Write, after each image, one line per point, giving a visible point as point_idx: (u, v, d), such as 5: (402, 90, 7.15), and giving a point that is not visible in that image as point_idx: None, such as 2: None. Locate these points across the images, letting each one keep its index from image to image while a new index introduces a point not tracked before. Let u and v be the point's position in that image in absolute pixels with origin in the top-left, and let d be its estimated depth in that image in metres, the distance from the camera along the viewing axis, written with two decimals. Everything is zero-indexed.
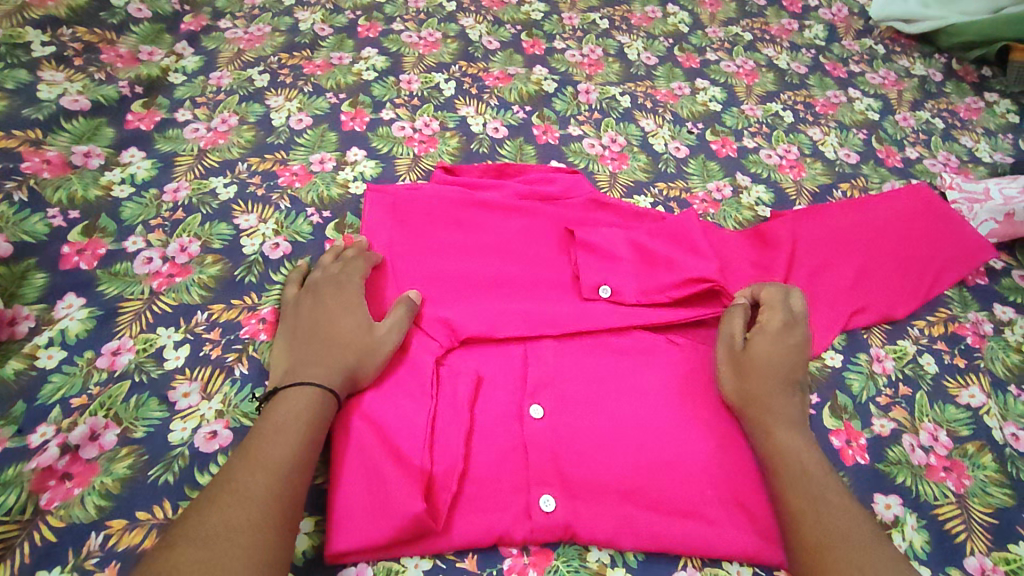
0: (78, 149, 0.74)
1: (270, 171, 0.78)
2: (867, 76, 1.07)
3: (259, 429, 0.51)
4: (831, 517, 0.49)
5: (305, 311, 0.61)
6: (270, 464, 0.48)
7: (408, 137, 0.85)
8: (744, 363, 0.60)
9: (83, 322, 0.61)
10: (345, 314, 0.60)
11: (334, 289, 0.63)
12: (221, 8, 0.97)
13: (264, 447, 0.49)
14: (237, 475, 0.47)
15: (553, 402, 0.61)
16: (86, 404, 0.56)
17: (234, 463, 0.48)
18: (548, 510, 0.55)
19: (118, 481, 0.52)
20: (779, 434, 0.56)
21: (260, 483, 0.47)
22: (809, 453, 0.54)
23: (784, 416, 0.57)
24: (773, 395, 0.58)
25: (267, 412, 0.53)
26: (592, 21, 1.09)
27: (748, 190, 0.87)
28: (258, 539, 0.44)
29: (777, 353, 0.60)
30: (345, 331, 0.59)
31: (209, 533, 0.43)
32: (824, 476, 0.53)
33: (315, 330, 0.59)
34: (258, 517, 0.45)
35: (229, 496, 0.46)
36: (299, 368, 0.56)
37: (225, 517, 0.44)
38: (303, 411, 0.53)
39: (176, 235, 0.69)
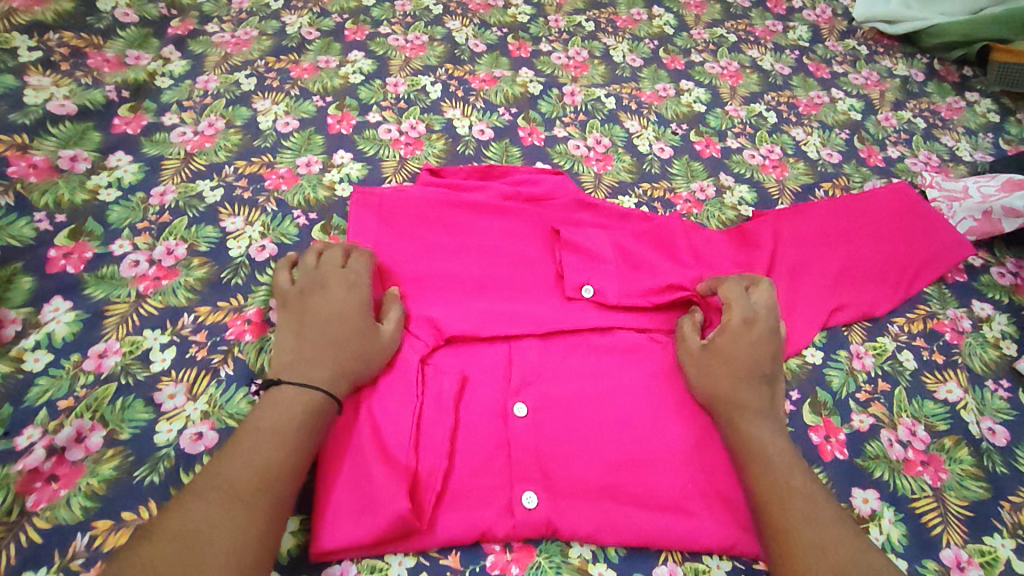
0: (65, 154, 0.74)
1: (257, 174, 0.78)
2: (850, 76, 1.09)
3: (256, 425, 0.52)
4: (799, 506, 0.51)
5: (316, 307, 0.60)
6: (258, 460, 0.49)
7: (395, 140, 0.86)
8: (705, 362, 0.61)
9: (70, 324, 0.61)
10: (356, 315, 0.60)
11: (343, 285, 0.61)
12: (208, 12, 0.97)
13: (257, 444, 0.50)
14: (224, 469, 0.48)
15: (536, 400, 0.62)
16: (72, 406, 0.56)
17: (222, 457, 0.49)
18: (530, 507, 0.56)
19: (104, 483, 0.52)
20: (748, 425, 0.57)
21: (246, 481, 0.48)
22: (778, 442, 0.56)
23: (756, 407, 0.58)
24: (741, 388, 0.58)
25: (261, 412, 0.53)
26: (578, 24, 1.09)
27: (731, 189, 0.88)
28: (240, 538, 0.45)
29: (735, 349, 0.60)
30: (356, 333, 0.59)
31: (190, 531, 0.44)
32: (792, 465, 0.54)
33: (326, 330, 0.58)
34: (241, 517, 0.46)
35: (215, 492, 0.47)
36: (304, 366, 0.56)
37: (207, 515, 0.45)
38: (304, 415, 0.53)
39: (163, 238, 0.70)
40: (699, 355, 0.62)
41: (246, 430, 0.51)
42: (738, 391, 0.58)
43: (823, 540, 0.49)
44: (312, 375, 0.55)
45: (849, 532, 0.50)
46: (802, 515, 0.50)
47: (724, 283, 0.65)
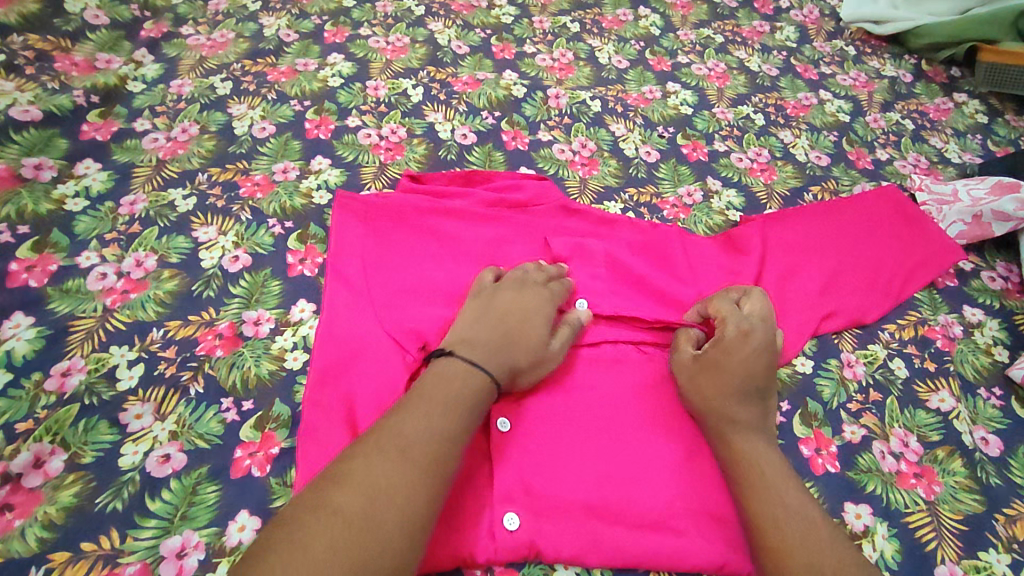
0: (28, 162, 0.71)
1: (231, 181, 0.76)
2: (838, 77, 1.08)
3: (428, 395, 0.51)
4: (796, 526, 0.49)
5: (507, 299, 0.61)
6: (433, 430, 0.48)
7: (375, 145, 0.84)
8: (696, 375, 0.59)
9: (31, 342, 0.59)
10: (535, 318, 0.60)
11: (535, 292, 0.63)
12: (182, 14, 0.95)
13: (429, 415, 0.49)
14: (406, 429, 0.48)
15: (520, 416, 0.60)
16: (31, 428, 0.54)
17: (398, 419, 0.49)
18: (512, 528, 0.54)
19: (63, 511, 0.50)
20: (742, 440, 0.55)
21: (421, 447, 0.47)
22: (774, 460, 0.54)
23: (749, 423, 0.56)
24: (733, 399, 0.57)
25: (432, 383, 0.52)
26: (563, 25, 1.08)
27: (718, 194, 0.86)
28: (412, 503, 0.44)
29: (726, 360, 0.58)
30: (528, 334, 0.59)
31: (370, 486, 0.44)
32: (787, 483, 0.52)
33: (507, 324, 0.59)
34: (412, 482, 0.45)
35: (393, 452, 0.46)
36: (473, 351, 0.56)
37: (387, 474, 0.45)
38: (469, 398, 0.52)
39: (132, 249, 0.67)
40: (689, 366, 0.60)
41: (418, 398, 0.51)
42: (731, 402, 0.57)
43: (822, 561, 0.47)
44: (474, 356, 0.55)
45: (846, 554, 0.48)
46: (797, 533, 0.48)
47: (714, 301, 0.64)
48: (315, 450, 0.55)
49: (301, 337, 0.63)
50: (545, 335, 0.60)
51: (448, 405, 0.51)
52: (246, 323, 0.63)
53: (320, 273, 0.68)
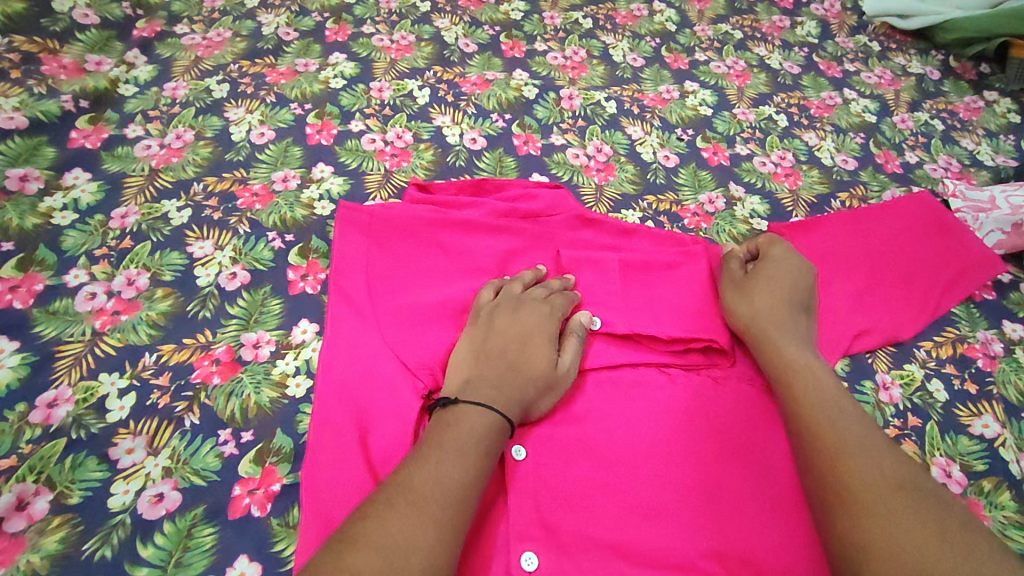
0: (13, 173, 0.67)
1: (228, 192, 0.72)
2: (863, 75, 1.03)
3: (438, 441, 0.48)
4: (876, 476, 0.43)
5: (506, 323, 0.58)
6: (445, 479, 0.45)
7: (379, 151, 0.80)
8: (744, 287, 0.63)
9: (15, 369, 0.55)
10: (537, 341, 0.57)
11: (535, 309, 0.60)
12: (177, 12, 0.90)
13: (441, 464, 0.46)
14: (415, 481, 0.44)
15: (538, 444, 0.56)
16: (14, 466, 0.50)
17: (410, 469, 0.45)
18: (531, 570, 0.49)
19: (47, 559, 0.46)
20: (804, 393, 0.51)
21: (437, 500, 0.44)
22: (846, 408, 0.49)
23: (793, 334, 0.58)
24: (782, 311, 0.60)
25: (442, 427, 0.49)
26: (575, 21, 1.03)
27: (741, 201, 0.82)
28: (434, 562, 0.41)
29: (776, 273, 0.63)
30: (536, 361, 0.56)
31: (391, 546, 0.40)
32: (867, 432, 0.47)
33: (508, 350, 0.56)
34: (432, 540, 0.42)
35: (409, 507, 0.43)
36: (479, 385, 0.53)
37: (404, 528, 0.41)
38: (485, 441, 0.49)
39: (123, 267, 0.63)
40: (737, 284, 0.64)
41: (428, 446, 0.48)
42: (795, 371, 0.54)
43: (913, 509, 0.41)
44: (485, 393, 0.52)
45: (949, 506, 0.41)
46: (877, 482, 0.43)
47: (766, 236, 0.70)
48: (320, 487, 0.51)
49: (303, 361, 0.59)
50: (551, 357, 0.57)
51: (461, 449, 0.48)
52: (245, 346, 0.59)
53: (322, 291, 0.64)
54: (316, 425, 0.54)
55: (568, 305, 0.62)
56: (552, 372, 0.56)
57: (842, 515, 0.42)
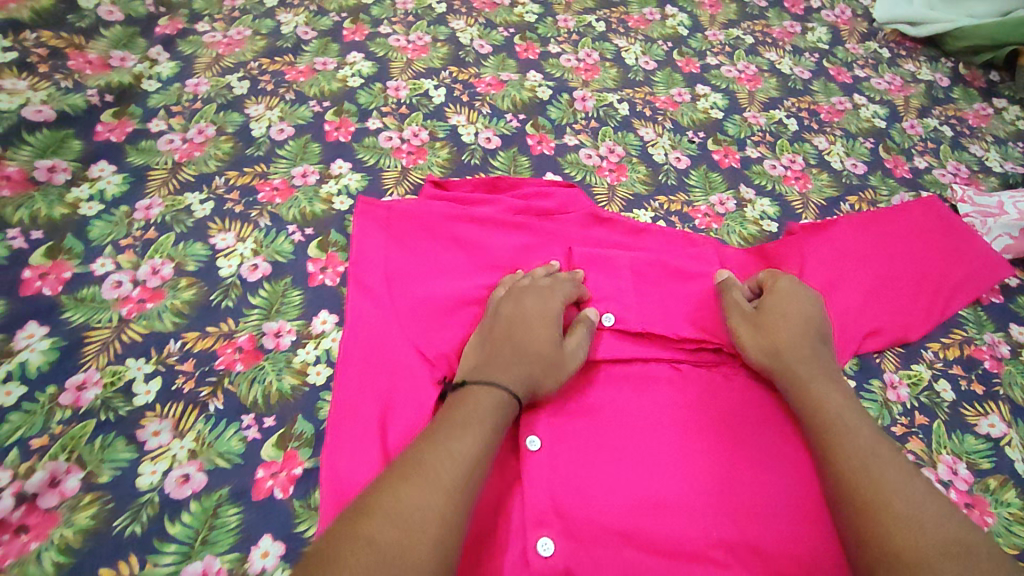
0: (41, 164, 0.69)
1: (250, 185, 0.73)
2: (872, 81, 1.04)
3: (449, 419, 0.49)
4: (925, 541, 0.43)
5: (510, 311, 0.60)
6: (456, 453, 0.46)
7: (396, 148, 0.81)
8: (758, 320, 0.62)
9: (46, 353, 0.57)
10: (542, 325, 0.59)
11: (540, 297, 0.61)
12: (198, 10, 0.92)
13: (452, 440, 0.47)
14: (425, 455, 0.46)
15: (552, 434, 0.57)
16: (46, 445, 0.51)
17: (422, 446, 0.47)
18: (546, 555, 0.51)
19: (80, 534, 0.47)
20: (840, 443, 0.51)
21: (448, 472, 0.45)
22: (884, 458, 0.49)
23: (818, 367, 0.58)
24: (806, 347, 0.59)
25: (451, 408, 0.51)
26: (588, 24, 1.05)
27: (752, 203, 0.83)
28: (445, 534, 0.42)
29: (785, 305, 0.62)
30: (542, 344, 0.57)
31: (404, 515, 0.41)
32: (912, 491, 0.47)
33: (513, 335, 0.58)
34: (445, 512, 0.43)
35: (421, 479, 0.44)
36: (486, 368, 0.55)
37: (418, 500, 0.42)
38: (493, 421, 0.50)
39: (148, 257, 0.65)
40: (749, 313, 0.63)
41: (439, 424, 0.49)
42: (828, 417, 0.54)
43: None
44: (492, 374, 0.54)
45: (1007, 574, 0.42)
46: (928, 548, 0.43)
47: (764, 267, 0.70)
48: (340, 473, 0.52)
49: (323, 350, 0.61)
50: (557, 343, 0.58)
51: (470, 424, 0.49)
52: (267, 334, 0.61)
53: (341, 283, 0.66)
54: (332, 419, 0.55)
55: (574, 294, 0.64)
56: (557, 352, 0.58)
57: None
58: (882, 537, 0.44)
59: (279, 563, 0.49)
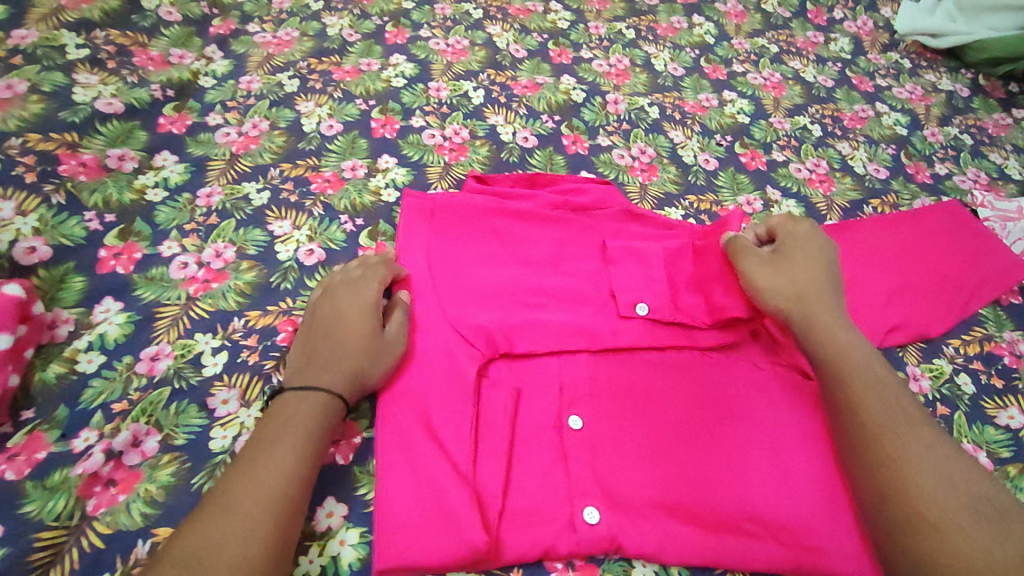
0: (112, 153, 0.73)
1: (303, 177, 0.78)
2: (894, 90, 1.07)
3: (257, 439, 0.49)
4: (953, 499, 0.47)
5: (322, 309, 0.61)
6: (256, 476, 0.46)
7: (439, 145, 0.85)
8: (778, 268, 0.63)
9: (122, 326, 0.61)
10: (357, 315, 0.59)
11: (348, 292, 0.62)
12: (249, 12, 0.97)
13: (253, 464, 0.46)
14: (225, 486, 0.45)
15: (590, 413, 0.60)
16: (126, 409, 0.56)
17: (227, 475, 0.46)
18: (593, 523, 0.54)
19: (163, 489, 0.51)
20: (865, 394, 0.54)
21: (245, 496, 0.44)
22: (907, 420, 0.52)
23: (836, 317, 0.60)
24: (819, 298, 0.61)
25: (266, 420, 0.51)
26: (618, 31, 1.09)
27: (778, 204, 0.86)
28: (243, 560, 0.41)
29: (800, 258, 0.64)
30: (360, 319, 0.59)
31: (192, 557, 0.41)
32: (937, 448, 0.50)
33: (328, 333, 0.58)
34: (245, 534, 0.42)
35: (218, 513, 0.43)
36: (309, 369, 0.55)
37: (209, 537, 0.42)
38: (317, 421, 0.51)
39: (211, 240, 0.69)
40: (764, 259, 0.64)
41: (249, 447, 0.48)
42: (853, 368, 0.56)
43: (991, 536, 0.45)
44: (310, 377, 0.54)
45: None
46: (958, 505, 0.46)
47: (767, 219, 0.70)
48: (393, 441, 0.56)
49: None
50: (374, 328, 0.58)
51: (274, 442, 0.48)
52: None
53: None
54: (389, 390, 0.59)
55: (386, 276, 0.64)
56: (377, 324, 0.59)
57: (916, 536, 0.46)
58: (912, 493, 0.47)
59: (343, 522, 0.53)
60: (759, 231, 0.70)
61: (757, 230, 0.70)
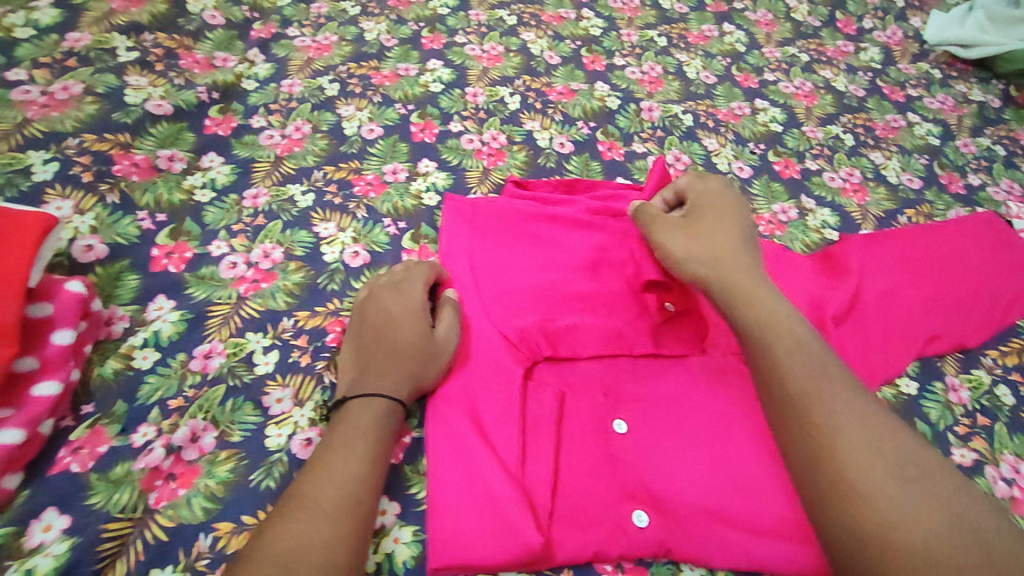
0: (162, 154, 0.75)
1: (346, 179, 0.79)
2: (925, 100, 1.08)
3: (330, 442, 0.51)
4: (878, 464, 0.45)
5: (371, 312, 0.62)
6: (336, 479, 0.48)
7: (477, 150, 0.86)
8: (688, 238, 0.63)
9: (175, 324, 0.62)
10: (409, 318, 0.61)
11: (395, 293, 0.63)
12: (289, 16, 0.98)
13: (330, 467, 0.48)
14: (305, 488, 0.47)
15: (634, 417, 0.61)
16: (183, 406, 0.57)
17: (305, 478, 0.48)
18: (641, 526, 0.55)
19: (222, 484, 0.53)
20: (788, 361, 0.51)
21: (328, 498, 0.46)
22: (831, 383, 0.50)
23: (753, 279, 0.59)
24: (732, 261, 0.60)
25: (334, 426, 0.52)
26: (650, 39, 1.10)
27: (813, 213, 0.87)
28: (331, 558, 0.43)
29: (709, 226, 0.64)
30: (411, 322, 0.60)
31: (284, 553, 0.42)
32: (862, 411, 0.48)
33: (380, 337, 0.59)
34: (329, 532, 0.44)
35: (301, 513, 0.45)
36: (366, 375, 0.57)
37: (297, 535, 0.43)
38: (381, 424, 0.53)
39: (259, 241, 0.71)
40: (675, 230, 0.64)
41: (322, 450, 0.50)
42: (777, 337, 0.53)
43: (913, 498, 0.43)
44: (370, 382, 0.56)
45: (962, 493, 0.44)
46: (887, 471, 0.44)
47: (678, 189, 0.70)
48: (442, 443, 0.57)
49: None
50: (427, 331, 0.60)
51: (348, 446, 0.50)
52: None
53: None
54: (440, 392, 0.60)
55: (429, 276, 0.65)
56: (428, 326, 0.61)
57: (850, 511, 0.43)
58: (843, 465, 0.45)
59: (396, 520, 0.54)
60: (667, 195, 0.71)
61: (666, 195, 0.71)
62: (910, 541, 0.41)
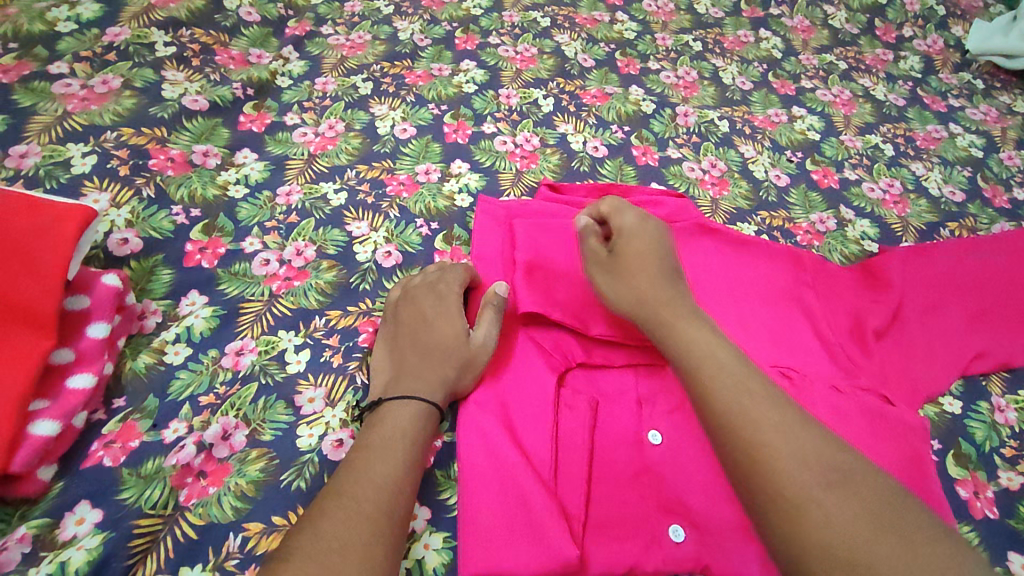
0: (198, 149, 0.75)
1: (379, 179, 0.78)
2: (968, 111, 1.05)
3: (365, 443, 0.50)
4: (806, 472, 0.42)
5: (406, 315, 0.61)
6: (376, 479, 0.47)
7: (510, 152, 0.85)
8: (616, 273, 0.59)
9: (207, 320, 0.62)
10: (445, 321, 0.60)
11: (431, 293, 0.62)
12: (323, 14, 0.98)
13: (369, 467, 0.48)
14: (344, 486, 0.47)
15: (668, 429, 0.59)
16: (215, 403, 0.57)
17: (342, 476, 0.47)
18: (678, 541, 0.54)
19: (253, 484, 0.53)
20: (717, 378, 0.48)
21: (369, 498, 0.46)
22: (757, 394, 0.47)
23: (687, 310, 0.55)
24: (664, 291, 0.56)
25: (369, 429, 0.52)
26: (685, 43, 1.08)
27: (852, 223, 0.85)
28: (370, 559, 0.43)
29: (635, 246, 0.59)
30: (445, 324, 0.60)
31: (323, 551, 0.42)
32: (789, 420, 0.45)
33: (416, 340, 0.59)
34: (366, 532, 0.44)
35: (340, 512, 0.44)
36: (401, 378, 0.56)
37: (337, 534, 0.43)
38: (415, 430, 0.52)
39: (291, 239, 0.70)
40: (606, 266, 0.60)
41: (358, 450, 0.50)
42: (705, 357, 0.50)
43: (847, 502, 0.40)
44: (401, 387, 0.55)
45: (892, 495, 0.41)
46: (812, 479, 0.42)
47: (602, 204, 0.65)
48: (472, 452, 0.55)
49: None
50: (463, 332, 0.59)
51: (386, 447, 0.50)
52: None
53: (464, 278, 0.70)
54: (471, 398, 0.59)
55: (464, 279, 0.64)
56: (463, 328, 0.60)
57: (782, 522, 0.41)
58: (773, 475, 0.42)
59: (427, 526, 0.53)
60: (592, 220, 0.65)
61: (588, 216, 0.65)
62: (835, 546, 0.39)
